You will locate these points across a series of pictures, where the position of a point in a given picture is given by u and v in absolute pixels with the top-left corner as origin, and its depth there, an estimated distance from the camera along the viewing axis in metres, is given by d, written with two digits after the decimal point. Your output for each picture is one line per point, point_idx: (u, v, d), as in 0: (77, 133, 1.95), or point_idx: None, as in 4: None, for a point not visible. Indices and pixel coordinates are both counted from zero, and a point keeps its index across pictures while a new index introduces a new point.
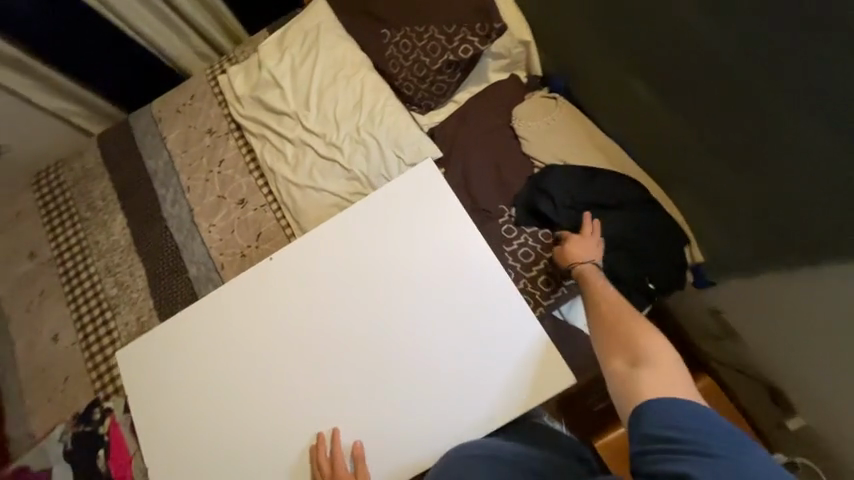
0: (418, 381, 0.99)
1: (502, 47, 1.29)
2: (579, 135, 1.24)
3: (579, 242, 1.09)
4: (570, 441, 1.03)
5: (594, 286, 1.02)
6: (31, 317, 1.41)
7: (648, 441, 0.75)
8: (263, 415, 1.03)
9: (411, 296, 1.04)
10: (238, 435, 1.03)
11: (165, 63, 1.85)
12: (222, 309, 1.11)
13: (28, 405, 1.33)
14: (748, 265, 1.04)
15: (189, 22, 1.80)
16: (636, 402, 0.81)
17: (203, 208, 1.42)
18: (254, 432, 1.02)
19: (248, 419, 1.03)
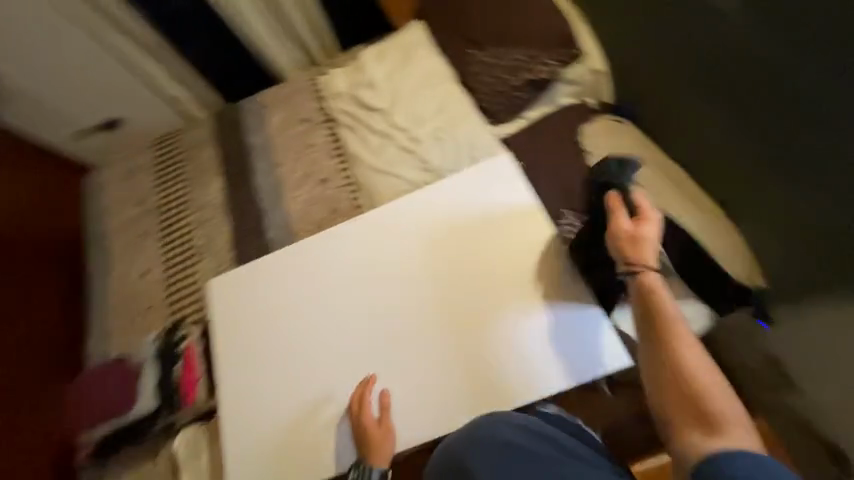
0: (459, 351, 1.14)
1: (576, 76, 1.43)
2: (644, 156, 1.33)
3: (654, 236, 1.03)
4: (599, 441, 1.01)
5: (662, 310, 0.96)
6: (130, 252, 1.65)
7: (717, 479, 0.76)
8: (316, 361, 1.19)
9: (462, 277, 1.20)
10: (290, 374, 1.19)
11: (262, 64, 2.07)
12: (296, 267, 1.29)
13: (113, 327, 1.54)
14: (807, 290, 1.08)
15: (292, 34, 2.00)
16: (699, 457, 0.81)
17: (290, 181, 1.62)
18: (305, 375, 1.18)
19: (301, 364, 1.20)
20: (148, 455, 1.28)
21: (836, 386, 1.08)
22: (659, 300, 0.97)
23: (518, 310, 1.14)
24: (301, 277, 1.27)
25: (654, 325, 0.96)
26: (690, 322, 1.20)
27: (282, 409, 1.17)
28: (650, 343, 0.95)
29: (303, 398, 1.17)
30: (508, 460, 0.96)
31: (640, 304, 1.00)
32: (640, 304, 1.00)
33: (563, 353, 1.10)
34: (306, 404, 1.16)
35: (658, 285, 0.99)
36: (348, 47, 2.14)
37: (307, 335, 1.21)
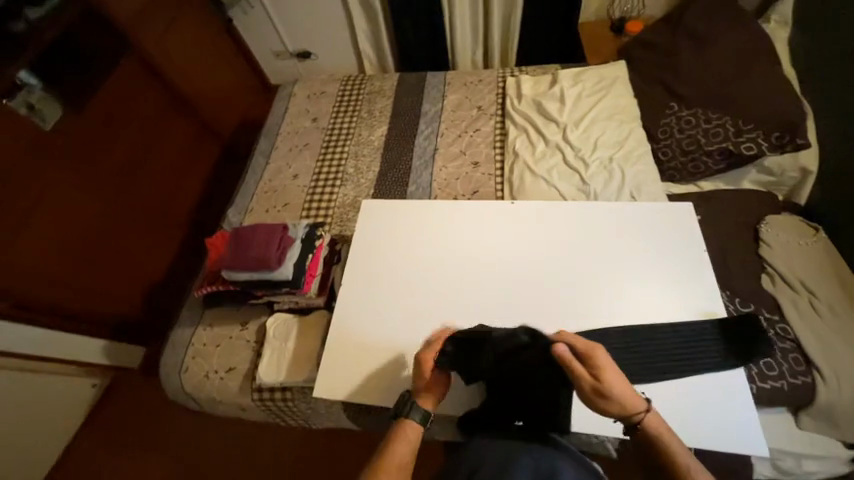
0: None
1: (775, 164, 1.37)
2: (828, 271, 1.21)
3: (614, 381, 0.79)
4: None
5: (653, 431, 0.79)
6: (290, 155, 1.87)
7: None
8: (418, 302, 1.16)
9: (602, 293, 1.10)
10: (393, 302, 1.18)
11: (451, 52, 2.28)
12: (436, 218, 1.31)
13: (251, 206, 1.75)
14: None
15: (489, 37, 2.21)
16: None
17: (446, 152, 1.73)
18: (409, 313, 1.15)
19: (406, 299, 1.17)
20: (239, 319, 1.41)
21: None
22: (649, 425, 0.79)
23: (650, 349, 1.01)
24: (439, 227, 1.29)
25: (650, 438, 0.79)
26: (819, 462, 1.07)
27: (372, 331, 1.15)
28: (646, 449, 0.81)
29: (395, 335, 1.13)
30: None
31: (640, 443, 0.82)
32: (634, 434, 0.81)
33: (690, 417, 0.93)
34: (397, 340, 1.12)
35: (656, 422, 0.80)
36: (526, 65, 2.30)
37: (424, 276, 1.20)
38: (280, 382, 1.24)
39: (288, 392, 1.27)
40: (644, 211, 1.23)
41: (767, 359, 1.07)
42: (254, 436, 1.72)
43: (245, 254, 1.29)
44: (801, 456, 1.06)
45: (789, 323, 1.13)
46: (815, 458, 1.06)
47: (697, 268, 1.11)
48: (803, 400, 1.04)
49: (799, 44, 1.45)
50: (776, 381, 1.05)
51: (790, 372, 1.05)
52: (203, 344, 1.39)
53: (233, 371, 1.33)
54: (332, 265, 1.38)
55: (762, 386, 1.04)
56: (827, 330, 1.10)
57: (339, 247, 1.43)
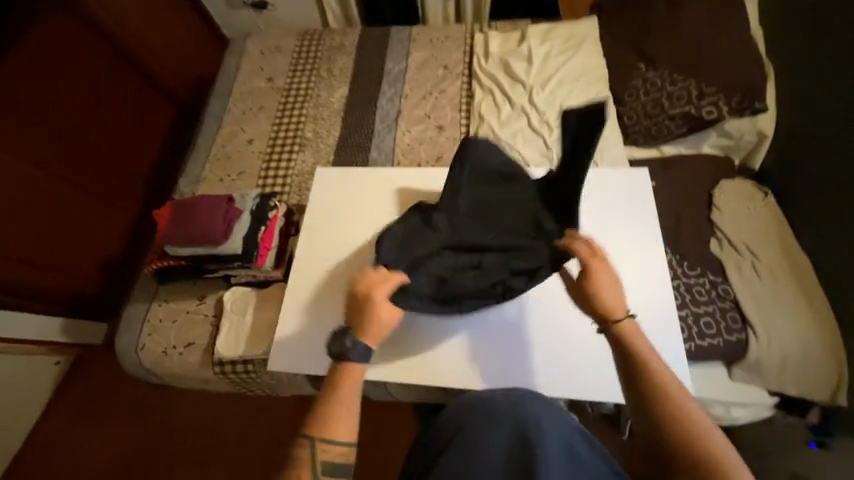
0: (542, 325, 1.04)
1: (734, 128, 1.37)
2: (771, 234, 1.26)
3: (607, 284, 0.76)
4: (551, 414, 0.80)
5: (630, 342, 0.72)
6: (243, 118, 1.74)
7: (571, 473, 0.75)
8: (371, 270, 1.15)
9: None
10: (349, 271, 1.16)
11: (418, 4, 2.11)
12: (395, 184, 1.27)
13: (203, 174, 1.64)
14: None
15: None
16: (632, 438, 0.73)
17: (410, 116, 1.64)
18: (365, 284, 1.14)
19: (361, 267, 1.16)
20: (195, 293, 1.37)
21: None
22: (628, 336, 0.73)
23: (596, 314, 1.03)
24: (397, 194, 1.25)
25: (625, 355, 0.72)
26: (748, 410, 1.14)
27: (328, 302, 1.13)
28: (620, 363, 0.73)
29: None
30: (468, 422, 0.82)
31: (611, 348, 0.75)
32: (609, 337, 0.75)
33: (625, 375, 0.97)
34: None
35: (634, 331, 0.73)
36: (498, 20, 2.16)
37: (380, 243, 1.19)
38: (240, 355, 1.24)
39: (249, 365, 1.25)
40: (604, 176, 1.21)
41: (707, 319, 1.13)
42: (224, 407, 1.73)
43: (195, 225, 1.24)
44: (733, 406, 1.14)
45: (731, 285, 1.19)
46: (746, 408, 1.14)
47: (651, 234, 1.11)
48: (735, 353, 1.11)
49: (769, 1, 1.41)
50: (713, 338, 1.11)
51: (727, 330, 1.12)
52: (159, 320, 1.35)
53: (192, 346, 1.31)
54: (288, 237, 1.34)
55: (700, 343, 1.11)
56: (764, 291, 1.17)
57: (295, 219, 1.39)
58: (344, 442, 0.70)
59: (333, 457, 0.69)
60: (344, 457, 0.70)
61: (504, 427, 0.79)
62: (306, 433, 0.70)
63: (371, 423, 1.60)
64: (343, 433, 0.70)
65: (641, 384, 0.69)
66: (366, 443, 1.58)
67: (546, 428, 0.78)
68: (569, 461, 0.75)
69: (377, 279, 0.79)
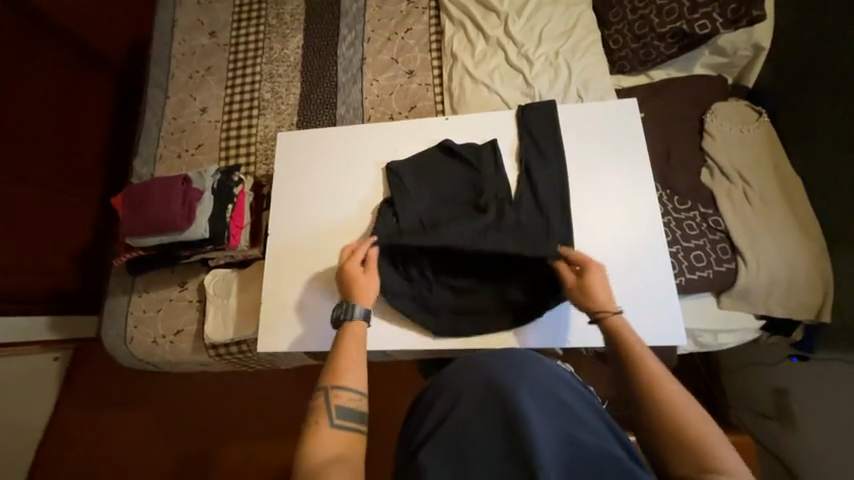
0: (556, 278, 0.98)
1: (728, 43, 1.26)
2: (764, 157, 1.21)
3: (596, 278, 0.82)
4: (567, 377, 0.70)
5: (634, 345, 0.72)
6: (191, 84, 1.56)
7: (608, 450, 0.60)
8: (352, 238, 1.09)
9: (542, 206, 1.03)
10: (328, 242, 1.10)
11: None
12: (362, 148, 1.16)
13: (160, 152, 1.51)
14: None
15: None
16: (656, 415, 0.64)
17: (375, 62, 1.48)
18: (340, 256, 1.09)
19: (340, 236, 1.10)
20: (175, 280, 1.32)
21: (836, 430, 1.10)
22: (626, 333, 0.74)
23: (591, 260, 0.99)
24: (366, 160, 1.15)
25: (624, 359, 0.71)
26: (736, 335, 1.16)
27: (309, 276, 1.07)
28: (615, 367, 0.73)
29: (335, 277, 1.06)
30: (478, 396, 0.65)
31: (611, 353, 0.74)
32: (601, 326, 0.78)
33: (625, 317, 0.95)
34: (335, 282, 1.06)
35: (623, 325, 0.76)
36: None
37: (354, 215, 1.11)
38: (231, 337, 1.22)
39: (243, 345, 1.24)
40: (593, 111, 1.11)
41: (698, 252, 1.12)
42: (230, 383, 1.75)
43: (150, 211, 1.16)
44: (727, 332, 1.15)
45: (722, 216, 1.16)
46: (737, 333, 1.16)
47: (640, 170, 1.04)
48: (726, 283, 1.11)
49: None
50: (704, 271, 1.11)
51: (717, 261, 1.12)
52: (143, 310, 1.31)
53: (182, 333, 1.28)
54: (261, 212, 1.27)
55: (691, 277, 1.10)
56: (755, 217, 1.15)
57: (266, 191, 1.30)
58: (355, 390, 0.70)
59: (343, 403, 0.68)
60: (352, 404, 0.68)
61: (491, 400, 0.63)
62: (320, 385, 0.70)
63: (374, 383, 1.63)
64: (354, 379, 0.71)
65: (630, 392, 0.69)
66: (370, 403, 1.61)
67: (537, 390, 0.64)
68: (583, 440, 0.60)
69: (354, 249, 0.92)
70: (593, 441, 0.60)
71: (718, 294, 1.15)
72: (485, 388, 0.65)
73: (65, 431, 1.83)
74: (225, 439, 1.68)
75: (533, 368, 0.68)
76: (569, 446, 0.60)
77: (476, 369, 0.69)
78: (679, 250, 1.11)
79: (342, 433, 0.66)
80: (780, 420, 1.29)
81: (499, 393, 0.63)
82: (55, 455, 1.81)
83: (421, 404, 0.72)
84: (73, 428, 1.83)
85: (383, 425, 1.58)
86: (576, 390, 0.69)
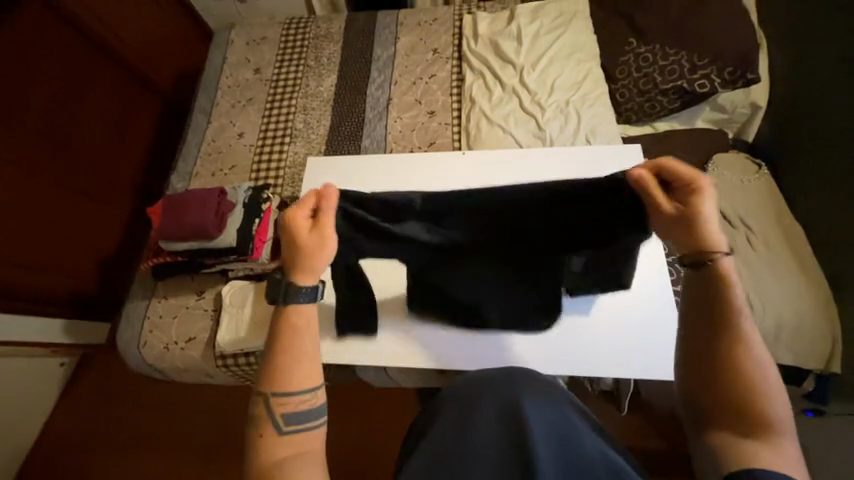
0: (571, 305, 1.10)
1: (727, 101, 1.37)
2: (765, 206, 1.27)
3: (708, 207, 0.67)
4: (571, 394, 0.74)
5: (738, 315, 0.61)
6: (232, 112, 1.72)
7: (611, 463, 0.63)
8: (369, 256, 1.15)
9: None
10: None
11: None
12: (417, 183, 1.23)
13: (195, 169, 1.63)
14: None
15: None
16: (739, 382, 0.59)
17: (400, 102, 1.62)
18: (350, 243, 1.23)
19: None
20: (194, 289, 1.38)
21: None
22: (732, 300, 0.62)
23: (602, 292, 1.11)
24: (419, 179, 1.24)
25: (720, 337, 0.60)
26: None
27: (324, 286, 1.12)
28: (702, 345, 0.62)
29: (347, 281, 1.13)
30: (485, 410, 0.69)
31: (698, 299, 0.64)
32: (701, 281, 0.64)
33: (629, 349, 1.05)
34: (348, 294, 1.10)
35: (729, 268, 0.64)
36: None
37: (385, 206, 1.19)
38: (241, 347, 1.25)
39: (251, 356, 1.26)
40: (601, 153, 1.19)
41: None
42: (228, 400, 1.73)
43: (182, 220, 1.25)
44: None
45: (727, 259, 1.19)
46: None
47: None
48: None
49: None
50: None
51: None
52: (160, 315, 1.36)
53: (193, 341, 1.31)
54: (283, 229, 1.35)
55: None
56: (760, 262, 1.18)
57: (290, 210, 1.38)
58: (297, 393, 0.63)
59: (287, 409, 0.62)
60: (301, 408, 0.63)
61: (493, 408, 0.69)
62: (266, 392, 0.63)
63: (373, 410, 1.59)
64: (297, 382, 0.64)
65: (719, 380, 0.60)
66: (369, 431, 1.57)
67: (540, 401, 0.69)
68: (584, 455, 0.63)
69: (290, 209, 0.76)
70: (594, 457, 0.63)
71: None
72: (491, 402, 0.69)
73: (59, 438, 1.81)
74: (220, 457, 1.65)
75: (540, 385, 0.71)
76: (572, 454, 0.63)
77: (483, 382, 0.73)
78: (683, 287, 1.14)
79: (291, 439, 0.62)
80: None
81: (504, 401, 0.69)
82: (44, 462, 1.78)
83: (425, 411, 0.77)
84: (67, 436, 1.81)
85: (378, 457, 1.52)
86: (580, 408, 0.72)
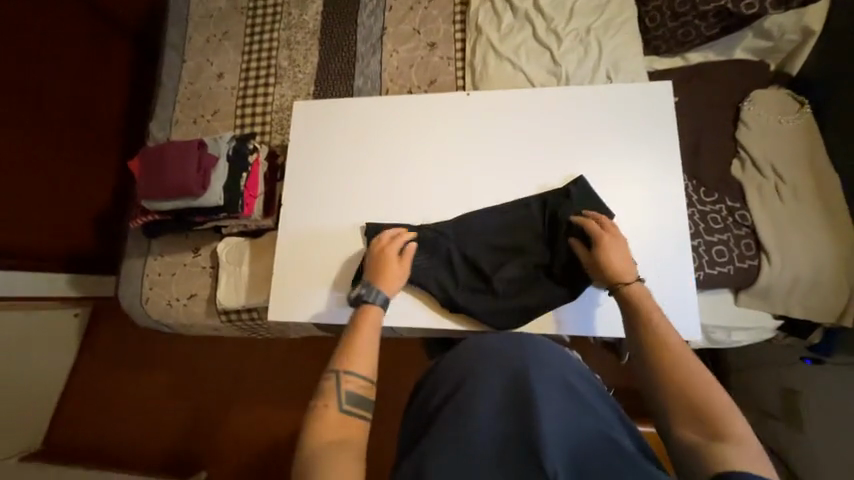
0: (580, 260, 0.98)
1: (775, 25, 1.18)
2: (800, 150, 1.15)
3: (616, 254, 0.85)
4: (579, 363, 0.72)
5: (675, 354, 0.69)
6: (208, 48, 1.53)
7: (616, 435, 0.60)
8: (365, 211, 1.08)
9: (522, 174, 1.04)
10: (342, 213, 1.09)
11: None
12: (416, 131, 1.11)
13: (175, 117, 1.50)
14: None
15: None
16: (701, 412, 0.63)
17: (396, 32, 1.42)
18: (323, 195, 1.11)
19: (354, 208, 1.09)
20: (189, 246, 1.34)
21: (842, 435, 1.09)
22: (666, 344, 0.71)
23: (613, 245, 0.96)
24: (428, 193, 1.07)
25: (666, 377, 0.68)
26: (751, 333, 1.13)
27: (319, 244, 1.08)
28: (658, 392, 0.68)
29: (340, 234, 1.07)
30: (489, 378, 0.65)
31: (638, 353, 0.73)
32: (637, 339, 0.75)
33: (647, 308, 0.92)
34: (344, 250, 1.06)
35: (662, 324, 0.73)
36: None
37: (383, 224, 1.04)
38: (242, 304, 1.24)
39: (254, 312, 1.26)
40: (623, 92, 1.05)
41: (720, 247, 1.08)
42: (240, 349, 1.80)
43: (163, 177, 1.17)
44: (743, 331, 1.13)
45: (749, 211, 1.11)
46: (754, 332, 1.13)
47: (666, 157, 1.00)
48: (745, 280, 1.07)
49: None
50: (724, 266, 1.07)
51: (740, 257, 1.08)
52: (158, 274, 1.34)
53: (195, 297, 1.31)
54: (275, 183, 1.27)
55: (710, 272, 1.07)
56: (785, 214, 1.10)
57: (280, 161, 1.30)
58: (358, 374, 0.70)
59: (352, 388, 0.69)
60: (361, 390, 0.69)
61: (500, 384, 0.64)
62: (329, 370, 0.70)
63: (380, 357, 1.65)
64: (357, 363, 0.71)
65: (676, 410, 0.65)
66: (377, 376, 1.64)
67: (549, 375, 0.65)
68: (587, 425, 0.61)
69: (387, 240, 0.94)
70: (597, 428, 0.60)
71: (738, 290, 1.11)
72: (493, 365, 0.67)
73: (85, 382, 1.93)
74: (236, 399, 1.75)
75: (550, 350, 0.70)
76: (584, 430, 0.60)
77: (486, 344, 0.71)
78: (699, 242, 1.08)
79: (346, 417, 0.66)
80: (785, 420, 1.28)
81: (509, 367, 0.65)
82: (76, 403, 1.92)
83: (426, 388, 0.73)
84: (92, 380, 1.93)
85: (387, 399, 1.61)
86: (591, 382, 0.69)
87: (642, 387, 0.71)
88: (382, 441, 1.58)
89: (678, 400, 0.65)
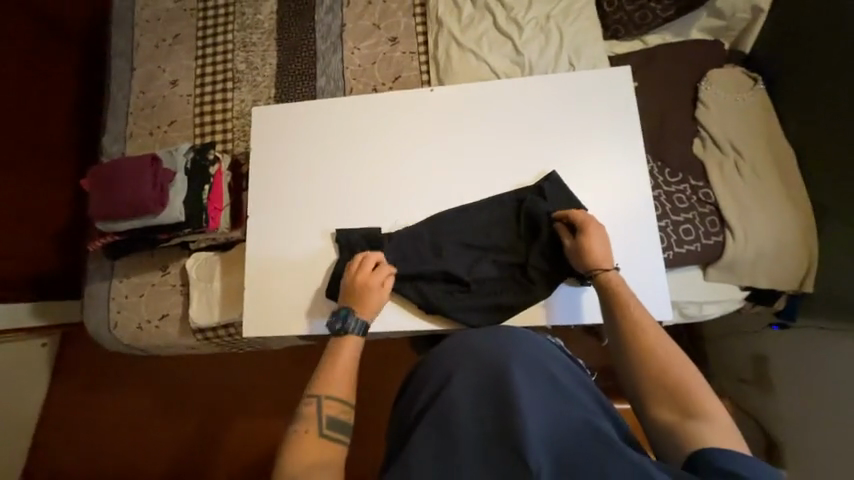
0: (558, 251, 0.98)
1: (726, 5, 1.20)
2: (756, 126, 1.19)
3: (598, 243, 0.85)
4: (560, 353, 0.72)
5: (650, 341, 0.71)
6: (158, 55, 1.45)
7: (597, 422, 0.60)
8: (336, 217, 1.05)
9: (491, 168, 1.04)
10: (313, 220, 1.06)
11: None
12: (382, 130, 1.09)
13: (129, 129, 1.42)
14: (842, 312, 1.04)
15: None
16: (679, 396, 0.65)
17: (355, 29, 1.38)
18: (291, 203, 1.08)
19: (324, 214, 1.06)
20: (156, 265, 1.28)
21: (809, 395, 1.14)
22: (643, 332, 0.72)
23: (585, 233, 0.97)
24: (399, 195, 1.05)
25: (644, 363, 0.69)
26: (720, 306, 1.17)
27: (291, 253, 1.04)
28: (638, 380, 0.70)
29: (311, 242, 1.05)
30: (470, 376, 0.65)
31: (616, 343, 0.74)
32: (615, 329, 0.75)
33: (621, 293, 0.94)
34: (317, 258, 1.03)
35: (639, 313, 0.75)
36: None
37: (357, 230, 1.02)
38: (216, 321, 1.20)
39: (230, 328, 1.22)
40: (585, 79, 1.06)
41: (687, 225, 1.11)
42: (222, 365, 1.75)
43: (116, 197, 1.11)
44: (713, 305, 1.17)
45: (713, 189, 1.15)
46: (724, 305, 1.17)
47: (630, 142, 1.01)
48: (710, 255, 1.11)
49: None
50: (691, 245, 1.10)
51: (706, 235, 1.11)
52: (125, 296, 1.28)
53: (166, 317, 1.26)
54: (241, 192, 1.23)
55: (678, 251, 1.10)
56: (745, 188, 1.14)
57: (244, 170, 1.25)
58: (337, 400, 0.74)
59: (333, 413, 0.72)
60: (342, 414, 0.73)
61: (480, 381, 0.64)
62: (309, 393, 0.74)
63: (366, 361, 1.63)
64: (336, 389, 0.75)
65: (653, 390, 0.68)
66: (364, 379, 1.62)
67: (529, 370, 0.65)
68: (567, 415, 0.61)
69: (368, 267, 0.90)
70: (578, 417, 0.60)
71: (706, 266, 1.15)
72: (472, 362, 0.67)
73: (59, 414, 1.84)
74: (222, 416, 1.70)
75: (530, 342, 0.70)
76: (567, 421, 0.60)
77: (466, 342, 0.71)
78: (667, 222, 1.11)
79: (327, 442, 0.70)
80: (757, 385, 1.33)
81: (489, 363, 0.66)
82: (51, 436, 1.83)
83: (409, 392, 0.73)
84: (67, 411, 1.84)
85: (377, 402, 1.60)
86: (575, 374, 0.69)
87: (622, 377, 0.73)
88: (376, 445, 1.57)
89: (657, 386, 0.67)
